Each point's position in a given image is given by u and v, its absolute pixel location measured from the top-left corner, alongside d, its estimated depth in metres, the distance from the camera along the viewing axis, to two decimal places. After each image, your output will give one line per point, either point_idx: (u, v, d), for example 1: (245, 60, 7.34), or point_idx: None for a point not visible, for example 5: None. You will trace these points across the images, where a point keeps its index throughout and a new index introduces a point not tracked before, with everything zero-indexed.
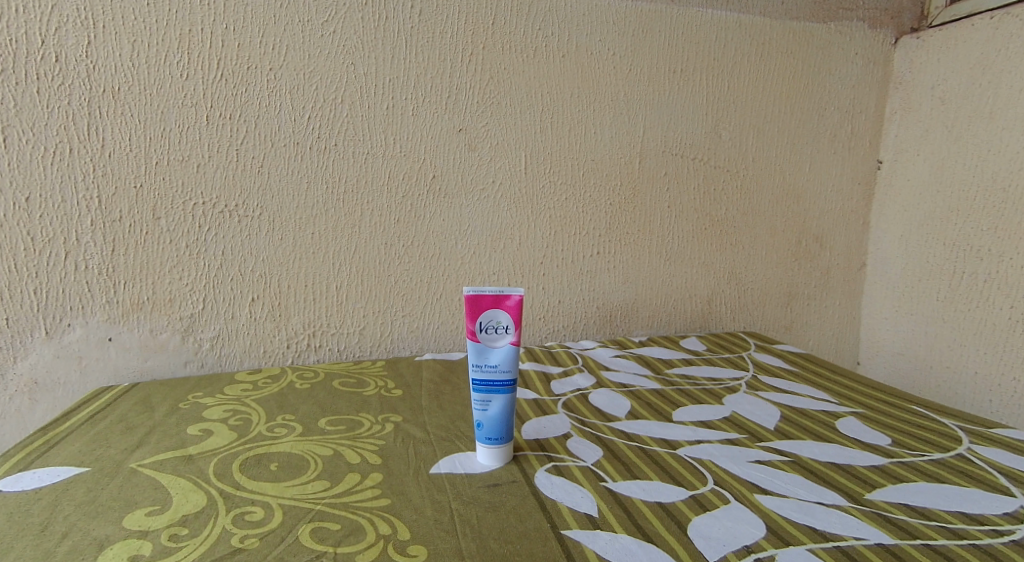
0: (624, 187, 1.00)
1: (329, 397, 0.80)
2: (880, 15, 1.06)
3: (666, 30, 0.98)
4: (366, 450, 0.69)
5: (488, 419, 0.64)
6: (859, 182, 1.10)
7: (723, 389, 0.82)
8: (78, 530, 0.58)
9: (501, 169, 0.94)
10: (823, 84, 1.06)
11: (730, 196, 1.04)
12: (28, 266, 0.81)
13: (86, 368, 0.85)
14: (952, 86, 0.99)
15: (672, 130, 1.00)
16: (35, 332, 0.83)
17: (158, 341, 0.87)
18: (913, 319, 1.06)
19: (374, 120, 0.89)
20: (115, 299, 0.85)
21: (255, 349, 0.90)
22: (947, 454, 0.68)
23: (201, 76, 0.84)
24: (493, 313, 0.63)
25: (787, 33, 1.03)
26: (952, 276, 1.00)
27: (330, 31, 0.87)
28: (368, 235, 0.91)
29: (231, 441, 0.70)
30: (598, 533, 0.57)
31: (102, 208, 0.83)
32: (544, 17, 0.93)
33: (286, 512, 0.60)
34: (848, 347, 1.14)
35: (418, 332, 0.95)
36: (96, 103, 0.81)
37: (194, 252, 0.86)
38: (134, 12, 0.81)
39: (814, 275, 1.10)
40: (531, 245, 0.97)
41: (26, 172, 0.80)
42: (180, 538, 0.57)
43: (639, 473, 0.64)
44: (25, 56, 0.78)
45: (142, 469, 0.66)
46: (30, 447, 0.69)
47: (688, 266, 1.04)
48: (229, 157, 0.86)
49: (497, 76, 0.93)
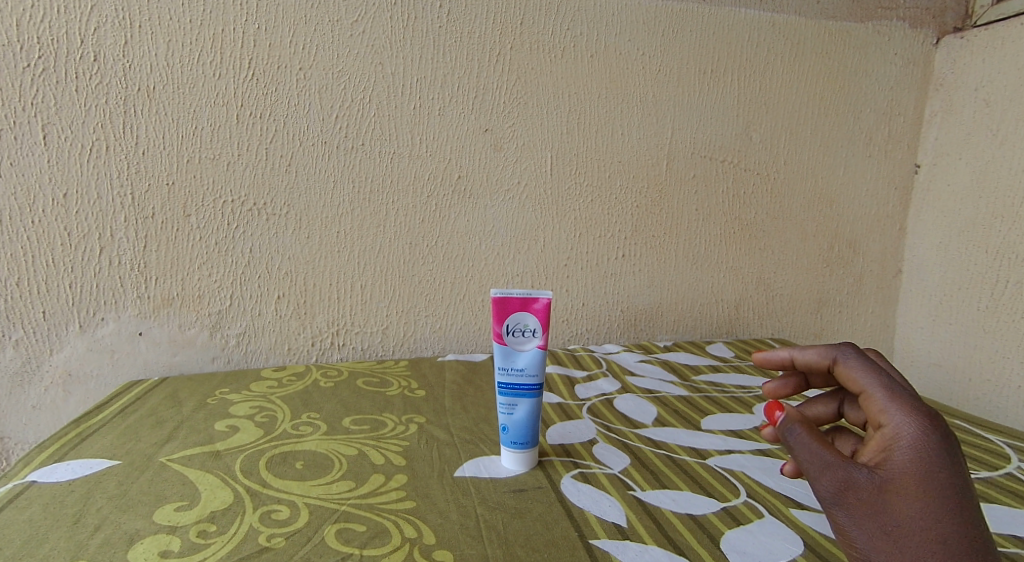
0: (651, 189, 0.99)
1: (353, 396, 0.80)
2: (920, 15, 1.04)
3: (698, 30, 0.97)
4: (391, 451, 0.69)
5: (513, 423, 0.64)
6: (894, 186, 1.08)
7: (752, 397, 0.81)
8: (111, 524, 0.58)
9: (526, 171, 0.94)
10: (858, 85, 1.04)
11: (760, 199, 1.03)
12: (64, 261, 0.82)
13: (118, 361, 0.86)
14: (998, 88, 0.97)
15: (702, 132, 0.99)
16: (69, 325, 0.84)
17: (187, 336, 0.88)
18: (950, 328, 1.04)
19: (402, 120, 0.89)
20: (146, 295, 0.85)
21: (280, 346, 0.91)
22: (994, 473, 0.67)
23: (233, 76, 0.84)
24: (521, 315, 0.63)
25: (821, 34, 1.01)
26: (994, 284, 0.98)
27: (360, 32, 0.87)
28: (393, 234, 0.91)
29: (258, 438, 0.71)
30: (628, 544, 0.57)
31: (135, 205, 0.83)
32: (573, 17, 0.92)
33: (313, 511, 0.60)
34: (880, 356, 1.12)
35: (442, 333, 0.95)
36: (132, 102, 0.82)
37: (224, 249, 0.87)
38: (169, 12, 0.81)
39: (847, 282, 1.08)
40: (556, 247, 0.96)
41: (64, 170, 0.81)
42: (208, 534, 0.58)
43: (668, 483, 0.64)
44: (65, 55, 0.79)
45: (171, 463, 0.66)
46: (63, 439, 0.69)
47: (715, 270, 1.03)
48: (258, 156, 0.86)
49: (525, 76, 0.92)
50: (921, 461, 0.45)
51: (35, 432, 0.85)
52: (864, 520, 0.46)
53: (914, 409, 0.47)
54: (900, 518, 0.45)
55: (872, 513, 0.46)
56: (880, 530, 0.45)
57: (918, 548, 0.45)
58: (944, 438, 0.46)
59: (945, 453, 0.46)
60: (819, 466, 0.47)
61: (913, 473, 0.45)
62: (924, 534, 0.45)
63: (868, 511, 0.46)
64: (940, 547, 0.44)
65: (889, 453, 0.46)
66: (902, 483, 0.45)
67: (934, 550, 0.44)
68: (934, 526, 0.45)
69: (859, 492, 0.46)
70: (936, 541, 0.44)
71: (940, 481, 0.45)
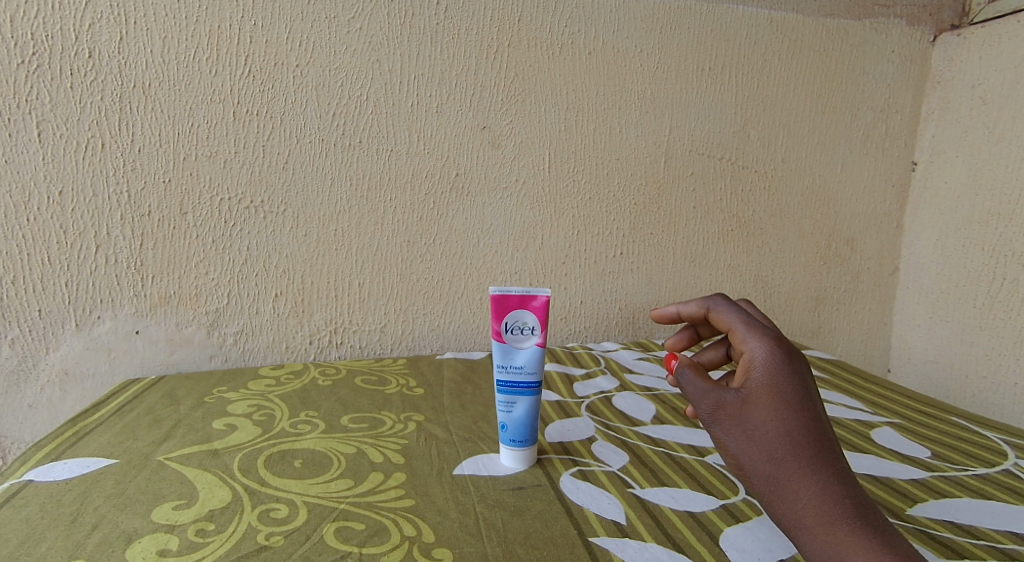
0: (649, 187, 0.98)
1: (351, 394, 0.80)
2: (918, 12, 1.04)
3: (696, 27, 0.97)
4: (390, 449, 0.69)
5: (512, 421, 0.64)
6: (891, 184, 1.08)
7: None
8: (108, 523, 0.58)
9: (524, 168, 0.94)
10: (856, 83, 1.04)
11: (758, 197, 1.03)
12: (61, 259, 0.82)
13: (115, 360, 0.86)
14: (995, 85, 0.97)
15: (700, 129, 0.99)
16: (66, 323, 0.84)
17: (184, 334, 0.87)
18: (947, 326, 1.04)
19: (400, 117, 0.89)
20: (143, 293, 0.85)
21: (278, 345, 0.90)
22: (992, 470, 0.67)
23: (229, 73, 0.84)
24: (519, 313, 0.63)
25: (819, 31, 1.01)
26: (991, 282, 0.98)
27: (357, 28, 0.86)
28: (391, 232, 0.91)
29: (256, 437, 0.70)
30: (628, 542, 0.57)
31: (132, 203, 0.83)
32: (571, 14, 0.92)
33: (311, 510, 0.60)
34: (877, 354, 1.13)
35: (440, 331, 0.95)
36: (128, 99, 0.81)
37: (221, 246, 0.86)
38: (165, 9, 0.81)
39: (844, 279, 1.08)
40: (554, 245, 0.96)
41: (60, 167, 0.81)
42: (207, 533, 0.57)
43: (667, 480, 0.64)
44: (60, 52, 0.79)
45: (169, 462, 0.66)
46: (60, 438, 0.69)
47: (712, 268, 1.03)
48: (255, 153, 0.86)
49: (523, 73, 0.92)
50: (772, 374, 0.55)
51: (31, 431, 0.85)
52: (731, 428, 0.55)
53: (764, 337, 0.57)
54: (756, 421, 0.54)
55: (736, 421, 0.55)
56: (743, 435, 0.54)
57: (773, 444, 0.53)
58: (789, 355, 0.57)
59: (791, 366, 0.56)
60: (698, 391, 0.57)
61: (765, 385, 0.55)
62: (778, 434, 0.53)
63: (737, 421, 0.55)
64: (789, 442, 0.53)
65: (750, 374, 0.56)
66: (760, 394, 0.55)
67: (785, 444, 0.53)
68: (785, 423, 0.54)
69: (729, 408, 0.55)
70: (786, 437, 0.53)
71: (787, 388, 0.55)
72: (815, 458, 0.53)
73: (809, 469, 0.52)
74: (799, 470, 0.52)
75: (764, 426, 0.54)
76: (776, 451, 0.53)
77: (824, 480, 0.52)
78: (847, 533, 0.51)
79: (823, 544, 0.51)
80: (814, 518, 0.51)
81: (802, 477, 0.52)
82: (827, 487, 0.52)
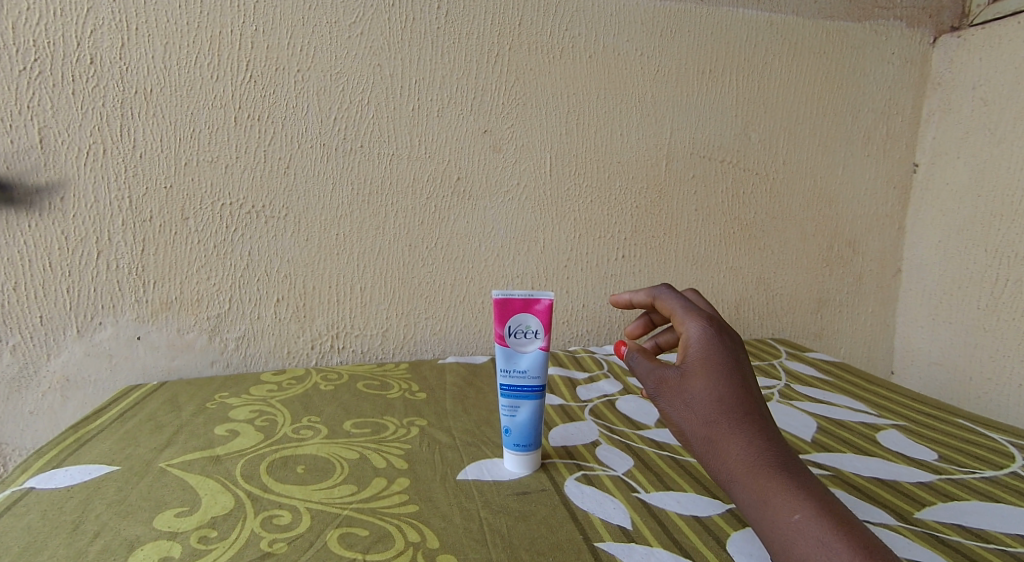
0: (650, 190, 0.98)
1: (354, 399, 0.80)
2: (918, 14, 1.04)
3: (697, 30, 0.96)
4: (393, 454, 0.68)
5: (516, 426, 0.64)
6: (893, 185, 1.08)
7: None
8: (110, 530, 0.58)
9: (526, 171, 0.94)
10: (857, 85, 1.04)
11: (760, 199, 1.03)
12: (62, 265, 0.82)
13: (116, 366, 0.86)
14: (996, 87, 0.97)
15: (701, 132, 0.99)
16: (67, 330, 0.83)
17: (185, 340, 0.87)
18: (951, 327, 1.04)
19: (401, 121, 0.89)
20: (144, 299, 0.85)
21: (279, 350, 0.90)
22: (999, 472, 0.66)
23: (230, 78, 0.84)
24: (522, 317, 0.62)
25: (819, 33, 1.01)
26: (994, 283, 0.98)
27: (358, 33, 0.86)
28: (393, 236, 0.91)
29: (258, 443, 0.70)
30: (633, 547, 0.56)
31: (133, 209, 0.83)
32: (572, 17, 0.92)
33: (315, 516, 0.60)
34: (880, 356, 1.12)
35: (442, 335, 0.95)
36: (129, 105, 0.81)
37: (222, 252, 0.86)
38: (166, 14, 0.81)
39: (846, 281, 1.08)
40: (556, 248, 0.96)
41: (61, 174, 0.80)
42: (209, 540, 0.57)
43: (672, 484, 0.63)
44: (61, 58, 0.79)
45: (171, 468, 0.66)
46: (62, 445, 0.69)
47: (714, 270, 1.03)
48: (256, 158, 0.85)
49: (524, 76, 0.92)
50: (706, 348, 0.58)
51: (33, 438, 0.84)
52: (672, 399, 0.57)
53: (699, 317, 0.60)
54: (692, 390, 0.56)
55: (676, 393, 0.57)
56: (682, 404, 0.57)
57: (708, 410, 0.56)
58: (723, 331, 0.59)
59: (725, 340, 0.58)
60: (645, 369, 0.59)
61: (700, 358, 0.57)
62: (712, 401, 0.56)
63: (676, 393, 0.57)
64: (722, 407, 0.55)
65: (687, 349, 0.59)
66: (696, 366, 0.57)
67: (719, 408, 0.55)
68: (719, 391, 0.56)
69: (669, 381, 0.58)
70: (720, 403, 0.56)
71: (720, 359, 0.57)
72: (747, 420, 0.55)
73: (742, 430, 0.55)
74: (732, 431, 0.55)
75: (700, 394, 0.56)
76: (711, 416, 0.55)
77: (755, 439, 0.54)
78: (774, 482, 0.53)
79: (753, 495, 0.53)
80: (744, 472, 0.54)
81: (736, 439, 0.55)
82: (757, 445, 0.54)
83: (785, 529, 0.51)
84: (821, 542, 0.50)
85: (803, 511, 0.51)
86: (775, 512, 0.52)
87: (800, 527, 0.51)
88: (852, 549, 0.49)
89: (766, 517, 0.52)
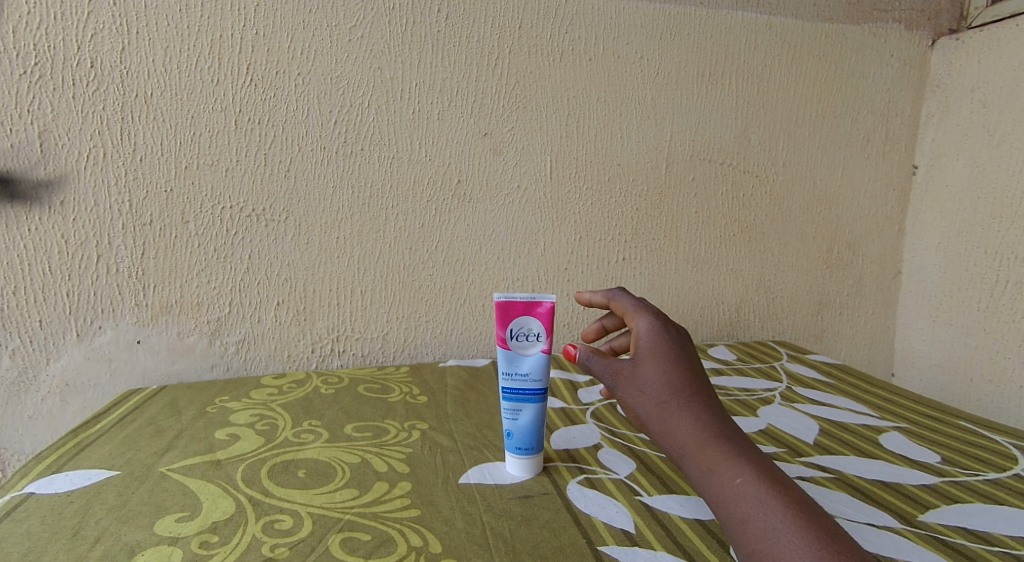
0: (650, 192, 0.98)
1: (355, 403, 0.80)
2: (917, 16, 1.04)
3: (696, 33, 0.97)
4: (395, 458, 0.68)
5: (518, 429, 0.64)
6: (892, 187, 1.08)
7: (756, 400, 0.81)
8: (111, 536, 0.58)
9: (526, 174, 0.93)
10: (856, 87, 1.04)
11: (760, 202, 1.03)
12: (62, 269, 0.82)
13: (116, 370, 0.85)
14: (995, 89, 0.97)
15: (701, 135, 0.99)
16: (66, 334, 0.83)
17: (185, 344, 0.87)
18: (951, 329, 1.04)
19: (401, 125, 0.89)
20: (144, 302, 0.85)
21: (280, 353, 0.90)
22: (1002, 474, 0.66)
23: (231, 82, 0.83)
24: (524, 320, 0.62)
25: (818, 36, 1.01)
26: (994, 285, 0.98)
27: (358, 36, 0.86)
28: (393, 239, 0.91)
29: (259, 447, 0.70)
30: (637, 550, 0.56)
31: (133, 212, 0.83)
32: (572, 20, 0.92)
33: (316, 521, 0.59)
34: (881, 358, 1.12)
35: (442, 338, 0.95)
36: (129, 108, 0.81)
37: (223, 255, 0.86)
38: (167, 18, 0.81)
39: (846, 283, 1.08)
40: (556, 251, 0.96)
41: (61, 178, 0.80)
42: (210, 545, 0.57)
43: (676, 488, 0.63)
44: (61, 62, 0.79)
45: (172, 473, 0.65)
46: (62, 449, 0.69)
47: (715, 273, 1.02)
48: (257, 161, 0.85)
49: (524, 79, 0.92)
50: (654, 337, 0.61)
51: (32, 443, 0.84)
52: (626, 388, 0.60)
53: (645, 311, 0.63)
54: (644, 375, 0.59)
55: (630, 381, 0.60)
56: (636, 391, 0.59)
57: (659, 392, 0.58)
58: (668, 322, 0.62)
59: (671, 330, 0.62)
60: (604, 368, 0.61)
61: (649, 347, 0.60)
62: (663, 385, 0.59)
63: (630, 381, 0.60)
64: (672, 390, 0.58)
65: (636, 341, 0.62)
66: (646, 354, 0.60)
67: (669, 390, 0.58)
68: (669, 376, 0.59)
69: (623, 371, 0.60)
70: (670, 386, 0.59)
71: (668, 348, 0.60)
72: (695, 400, 0.58)
73: (690, 408, 0.58)
74: (681, 410, 0.58)
75: (651, 379, 0.59)
76: (662, 398, 0.58)
77: (702, 417, 0.57)
78: (720, 452, 0.56)
79: (701, 466, 0.56)
80: (694, 446, 0.56)
81: (684, 417, 0.57)
82: (705, 421, 0.57)
83: (729, 494, 0.54)
84: (761, 503, 0.53)
85: (745, 475, 0.54)
86: (719, 479, 0.55)
87: (742, 491, 0.54)
88: (789, 507, 0.53)
89: (712, 484, 0.55)
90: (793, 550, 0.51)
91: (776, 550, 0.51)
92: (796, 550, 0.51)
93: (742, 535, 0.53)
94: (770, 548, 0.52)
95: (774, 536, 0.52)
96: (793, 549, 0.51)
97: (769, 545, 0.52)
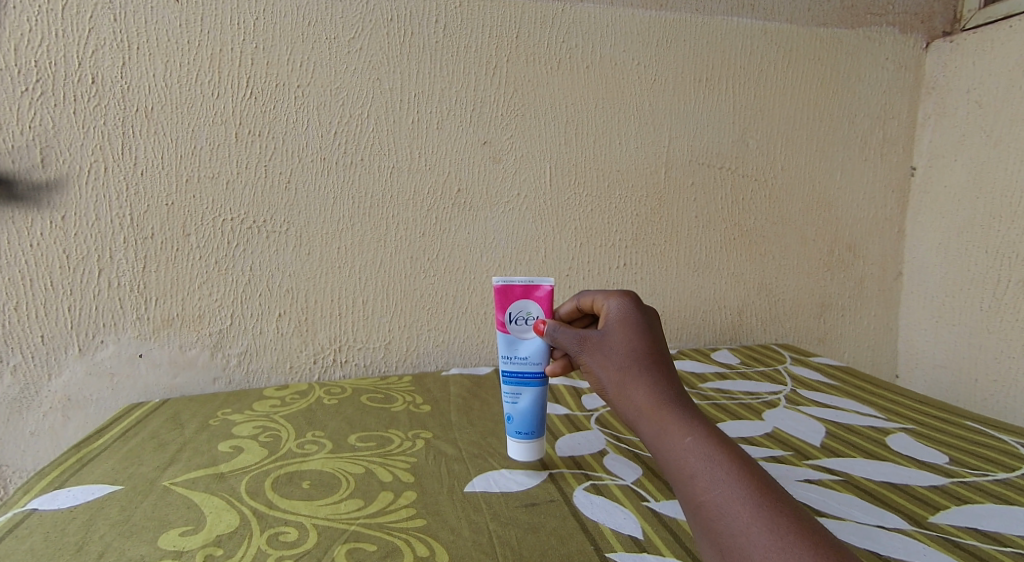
0: (650, 198, 0.98)
1: (358, 413, 0.79)
2: (911, 19, 1.05)
3: (692, 40, 0.97)
4: (399, 468, 0.68)
5: (518, 413, 0.66)
6: (892, 189, 1.08)
7: (761, 403, 0.80)
8: (114, 551, 0.57)
9: (526, 182, 0.93)
10: (853, 90, 1.04)
11: (759, 205, 1.03)
12: (64, 284, 0.82)
13: (117, 384, 0.85)
14: (990, 89, 0.97)
15: (700, 139, 0.99)
16: (68, 349, 0.83)
17: (187, 357, 0.87)
18: (954, 329, 1.04)
19: (400, 134, 0.89)
20: (146, 316, 0.85)
21: (282, 365, 0.90)
22: (1011, 474, 0.66)
23: (231, 95, 0.84)
24: (524, 304, 0.65)
25: (814, 41, 1.01)
26: (996, 285, 0.98)
27: (357, 48, 0.86)
28: (394, 249, 0.90)
29: (262, 459, 0.70)
30: (645, 557, 0.56)
31: (135, 226, 0.83)
32: (568, 29, 0.92)
33: (321, 533, 0.59)
34: (885, 360, 1.12)
35: (444, 346, 0.94)
36: (130, 123, 0.81)
37: (223, 268, 0.86)
38: (167, 33, 0.81)
39: (848, 285, 1.08)
40: (558, 258, 0.96)
41: (62, 193, 0.80)
42: (215, 558, 0.57)
43: None
44: (62, 78, 0.79)
45: (175, 487, 0.65)
46: (64, 465, 0.68)
47: (716, 277, 1.02)
48: (257, 173, 0.85)
49: (523, 88, 0.92)
50: (625, 310, 0.62)
51: (34, 459, 0.84)
52: (594, 354, 0.61)
53: (618, 291, 0.65)
54: (611, 342, 0.61)
55: (596, 347, 0.61)
56: (602, 357, 0.61)
57: (623, 358, 0.60)
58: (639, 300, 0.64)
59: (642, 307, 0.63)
60: (574, 340, 0.62)
61: (618, 317, 0.62)
62: (627, 352, 0.60)
63: (598, 348, 0.61)
64: (635, 356, 0.60)
65: (607, 314, 0.63)
66: (614, 324, 0.62)
67: (632, 356, 0.60)
68: (634, 344, 0.60)
69: (590, 340, 0.62)
70: (633, 353, 0.60)
71: (637, 320, 0.62)
72: (656, 367, 0.60)
73: (650, 374, 0.59)
74: (641, 375, 0.59)
75: (617, 345, 0.61)
76: (625, 363, 0.60)
77: (659, 381, 0.59)
78: (673, 414, 0.57)
79: (654, 426, 0.57)
80: (649, 408, 0.58)
81: (642, 381, 0.59)
82: (661, 386, 0.58)
83: (679, 450, 0.55)
84: (709, 459, 0.54)
85: (695, 434, 0.55)
86: (670, 438, 0.56)
87: (692, 448, 0.55)
88: (735, 464, 0.53)
89: (664, 443, 0.56)
90: (737, 500, 0.52)
91: (719, 500, 0.52)
92: (740, 500, 0.52)
93: (691, 489, 0.53)
94: (715, 499, 0.52)
95: (718, 488, 0.52)
96: (736, 499, 0.52)
97: (714, 496, 0.52)
